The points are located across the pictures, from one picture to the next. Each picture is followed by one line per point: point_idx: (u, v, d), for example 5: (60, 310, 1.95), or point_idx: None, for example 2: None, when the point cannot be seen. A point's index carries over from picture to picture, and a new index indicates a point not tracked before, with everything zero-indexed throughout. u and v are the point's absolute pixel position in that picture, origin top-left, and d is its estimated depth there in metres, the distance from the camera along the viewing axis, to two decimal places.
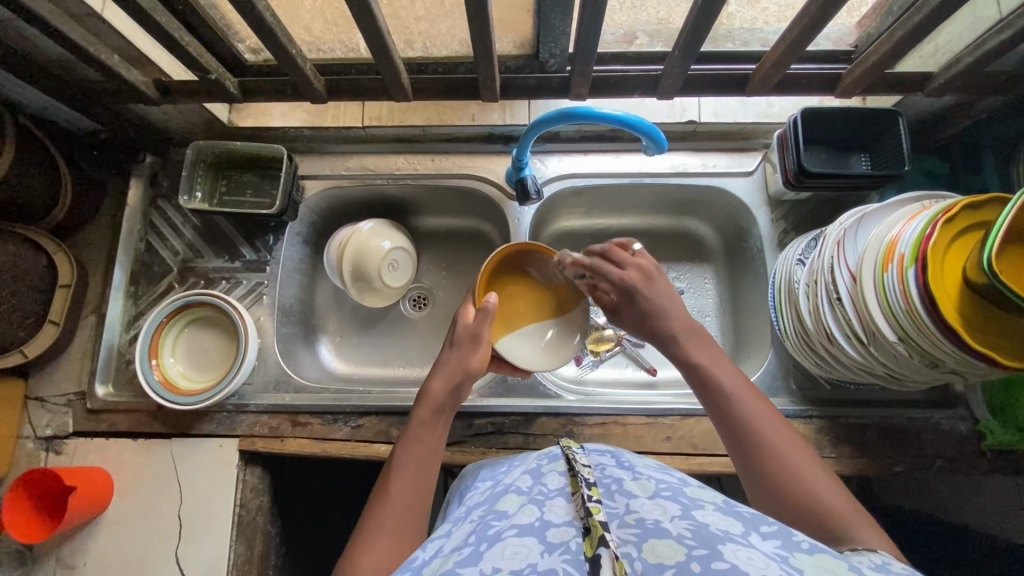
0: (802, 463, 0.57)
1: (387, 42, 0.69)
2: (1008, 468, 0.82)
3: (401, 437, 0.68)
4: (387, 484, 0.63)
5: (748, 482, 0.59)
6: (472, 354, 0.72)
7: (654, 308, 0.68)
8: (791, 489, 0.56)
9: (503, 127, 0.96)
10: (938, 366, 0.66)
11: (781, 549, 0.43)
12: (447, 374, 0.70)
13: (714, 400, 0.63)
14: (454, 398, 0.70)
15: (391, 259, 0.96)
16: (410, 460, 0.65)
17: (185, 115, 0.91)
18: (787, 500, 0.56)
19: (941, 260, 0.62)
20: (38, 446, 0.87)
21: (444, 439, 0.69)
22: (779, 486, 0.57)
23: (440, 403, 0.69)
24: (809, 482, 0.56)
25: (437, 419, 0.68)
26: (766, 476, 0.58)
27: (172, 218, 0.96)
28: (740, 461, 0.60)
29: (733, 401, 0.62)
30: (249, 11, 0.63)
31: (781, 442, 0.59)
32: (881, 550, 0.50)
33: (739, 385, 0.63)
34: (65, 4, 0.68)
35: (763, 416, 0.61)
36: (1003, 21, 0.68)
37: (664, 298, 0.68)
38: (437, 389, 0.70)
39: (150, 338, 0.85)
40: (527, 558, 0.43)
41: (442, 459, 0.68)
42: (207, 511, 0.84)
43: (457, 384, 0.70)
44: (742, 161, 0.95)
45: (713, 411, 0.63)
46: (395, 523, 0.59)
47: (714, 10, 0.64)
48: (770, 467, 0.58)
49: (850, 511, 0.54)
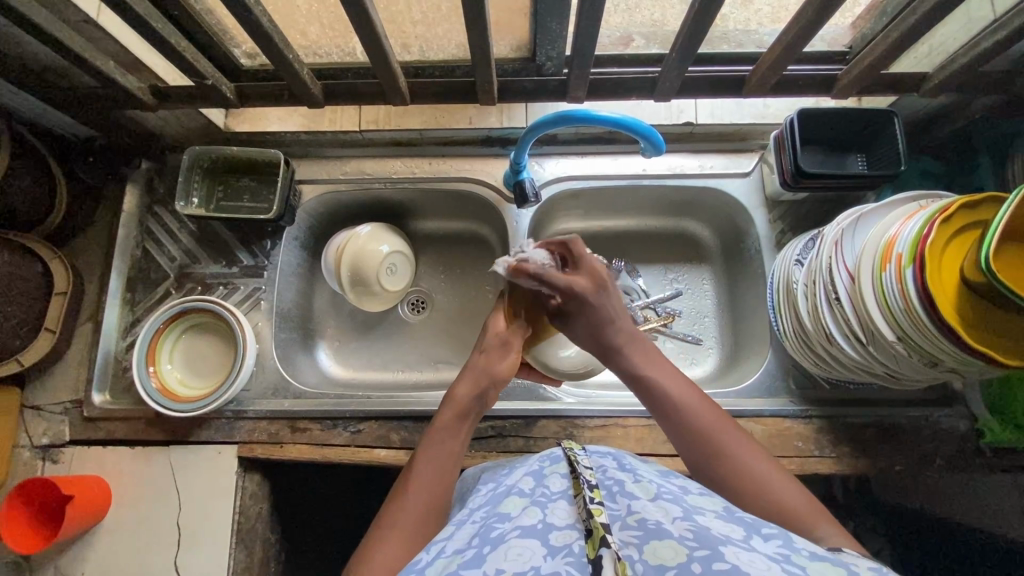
0: (757, 462, 0.59)
1: (384, 46, 0.69)
2: (1006, 466, 0.83)
3: (422, 440, 0.68)
4: (406, 485, 0.63)
5: (709, 486, 0.61)
6: (501, 360, 0.72)
7: (598, 319, 0.67)
8: (750, 491, 0.57)
9: (500, 130, 0.95)
10: (936, 365, 0.66)
11: (783, 549, 0.43)
12: (473, 379, 0.71)
13: (661, 408, 0.64)
14: (478, 404, 0.71)
15: (389, 264, 0.96)
16: (429, 464, 0.64)
17: (181, 121, 0.90)
18: (747, 502, 0.57)
19: (939, 259, 0.62)
20: (34, 455, 0.87)
21: (465, 447, 0.69)
22: (737, 488, 0.58)
23: (466, 407, 0.69)
24: (766, 481, 0.58)
25: (460, 423, 0.69)
26: (723, 479, 0.59)
27: (168, 224, 0.95)
28: (697, 467, 0.62)
29: (679, 409, 0.63)
30: (245, 15, 0.63)
31: (733, 445, 0.60)
32: (850, 552, 0.49)
33: (685, 392, 0.64)
34: (60, 11, 0.68)
35: (711, 418, 0.62)
36: (997, 21, 0.68)
37: (610, 307, 0.68)
38: (462, 394, 0.70)
39: (147, 343, 0.84)
40: (530, 560, 0.42)
41: (462, 466, 0.67)
42: (205, 519, 0.83)
43: (482, 390, 0.71)
44: (739, 162, 0.95)
45: (661, 420, 0.65)
46: (408, 523, 0.59)
47: (710, 13, 0.64)
48: (723, 468, 0.59)
49: (810, 505, 0.56)
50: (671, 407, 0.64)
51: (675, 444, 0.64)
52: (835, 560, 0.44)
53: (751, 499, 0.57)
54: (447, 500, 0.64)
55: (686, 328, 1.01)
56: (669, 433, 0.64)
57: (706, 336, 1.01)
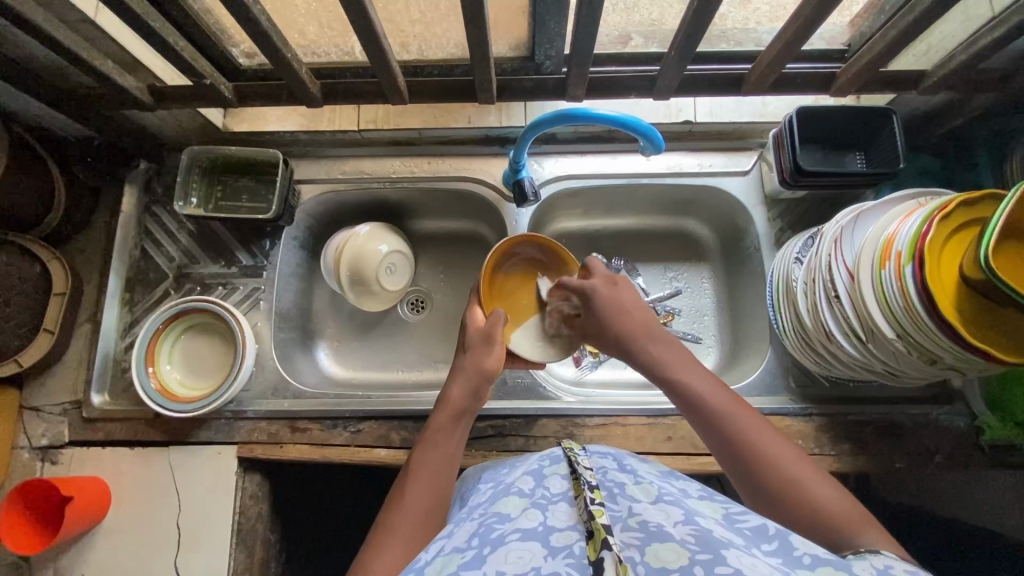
0: (794, 464, 0.59)
1: (383, 45, 0.69)
2: (1006, 464, 0.83)
3: (418, 443, 0.68)
4: (406, 487, 0.63)
5: (746, 493, 0.60)
6: (488, 356, 0.73)
7: (612, 316, 0.72)
8: (789, 499, 0.57)
9: (499, 130, 0.95)
10: (936, 362, 0.67)
11: (784, 564, 0.43)
12: (465, 379, 0.71)
13: (695, 411, 0.63)
14: (472, 404, 0.71)
15: (388, 263, 0.95)
16: (428, 467, 0.65)
17: (179, 121, 0.90)
18: (786, 510, 0.57)
19: (938, 256, 0.62)
20: (33, 456, 0.86)
21: (462, 448, 0.69)
22: (777, 496, 0.58)
23: (461, 407, 0.70)
24: (803, 483, 0.57)
25: (455, 425, 0.69)
26: (764, 487, 0.58)
27: (166, 224, 0.95)
28: (734, 473, 0.61)
29: (714, 411, 0.62)
30: (243, 14, 0.63)
31: (771, 448, 0.60)
32: (886, 554, 0.50)
33: (723, 397, 0.63)
34: (58, 11, 0.67)
35: (746, 419, 0.62)
36: (994, 19, 0.68)
37: (626, 304, 0.72)
38: (456, 395, 0.71)
39: (145, 344, 0.84)
40: (530, 562, 0.42)
41: (459, 466, 0.68)
42: (205, 520, 0.83)
43: (475, 390, 0.71)
44: (738, 161, 0.95)
45: (698, 424, 0.64)
46: (408, 523, 0.59)
47: (708, 13, 0.64)
48: (762, 472, 0.59)
49: (847, 511, 0.56)
50: (709, 412, 0.62)
51: (713, 450, 0.63)
52: (838, 564, 0.44)
53: (791, 502, 0.57)
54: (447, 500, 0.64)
55: (685, 327, 1.01)
56: (706, 437, 0.63)
57: (706, 334, 1.01)
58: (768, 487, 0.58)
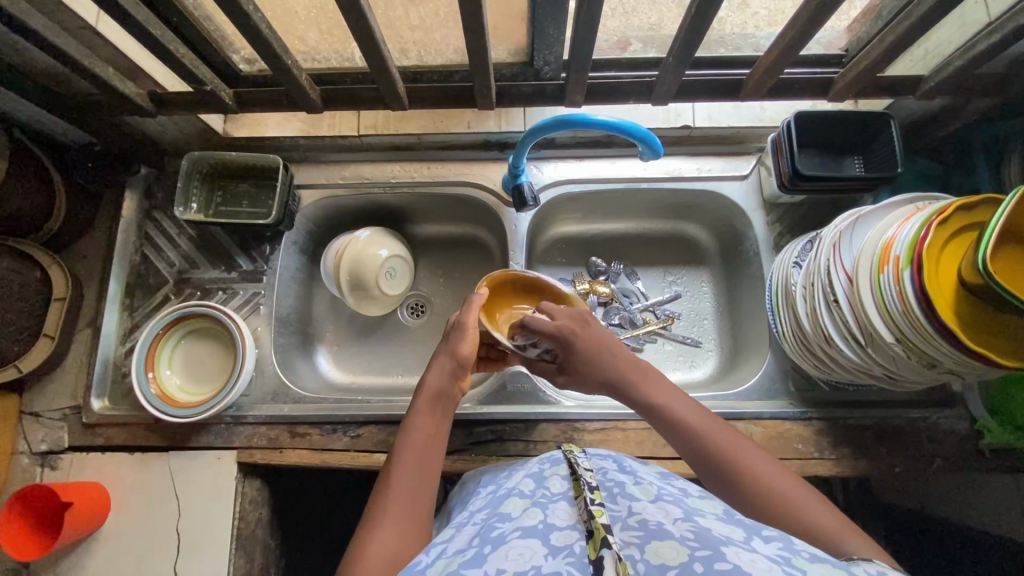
0: (781, 481, 0.58)
1: (382, 51, 0.69)
2: (1005, 467, 0.83)
3: (400, 432, 0.68)
4: (390, 480, 0.62)
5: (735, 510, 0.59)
6: (461, 340, 0.72)
7: (594, 356, 0.69)
8: (778, 508, 0.56)
9: (498, 135, 0.96)
10: (935, 366, 0.67)
11: (782, 551, 0.43)
12: (439, 363, 0.71)
13: (678, 434, 0.63)
14: (451, 387, 0.71)
15: (387, 268, 0.96)
16: (411, 450, 0.64)
17: (180, 126, 0.91)
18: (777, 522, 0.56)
19: (937, 260, 0.62)
20: (33, 462, 0.86)
21: (444, 431, 0.69)
22: (762, 507, 0.57)
23: (439, 390, 0.70)
24: (793, 498, 0.57)
25: (436, 407, 0.69)
26: (750, 500, 0.58)
27: (166, 229, 0.95)
28: (722, 493, 0.60)
29: (696, 434, 0.62)
30: (244, 23, 0.63)
31: (756, 466, 0.59)
32: (878, 562, 0.49)
33: (699, 416, 0.63)
34: (60, 18, 0.68)
35: (730, 443, 0.61)
36: (990, 24, 0.69)
37: (598, 344, 0.69)
38: (433, 378, 0.70)
39: (146, 350, 0.84)
40: (531, 560, 0.42)
41: (444, 447, 0.68)
42: (205, 525, 0.83)
43: (451, 373, 0.71)
44: (737, 165, 0.95)
45: (677, 443, 0.63)
46: (399, 511, 0.59)
47: (706, 20, 0.64)
48: (749, 490, 0.58)
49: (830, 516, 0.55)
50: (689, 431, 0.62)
51: (692, 467, 0.62)
52: (835, 562, 0.44)
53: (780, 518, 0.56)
54: (436, 483, 0.64)
55: (685, 331, 1.01)
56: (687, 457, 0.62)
57: (705, 338, 1.01)
58: (754, 501, 0.57)
